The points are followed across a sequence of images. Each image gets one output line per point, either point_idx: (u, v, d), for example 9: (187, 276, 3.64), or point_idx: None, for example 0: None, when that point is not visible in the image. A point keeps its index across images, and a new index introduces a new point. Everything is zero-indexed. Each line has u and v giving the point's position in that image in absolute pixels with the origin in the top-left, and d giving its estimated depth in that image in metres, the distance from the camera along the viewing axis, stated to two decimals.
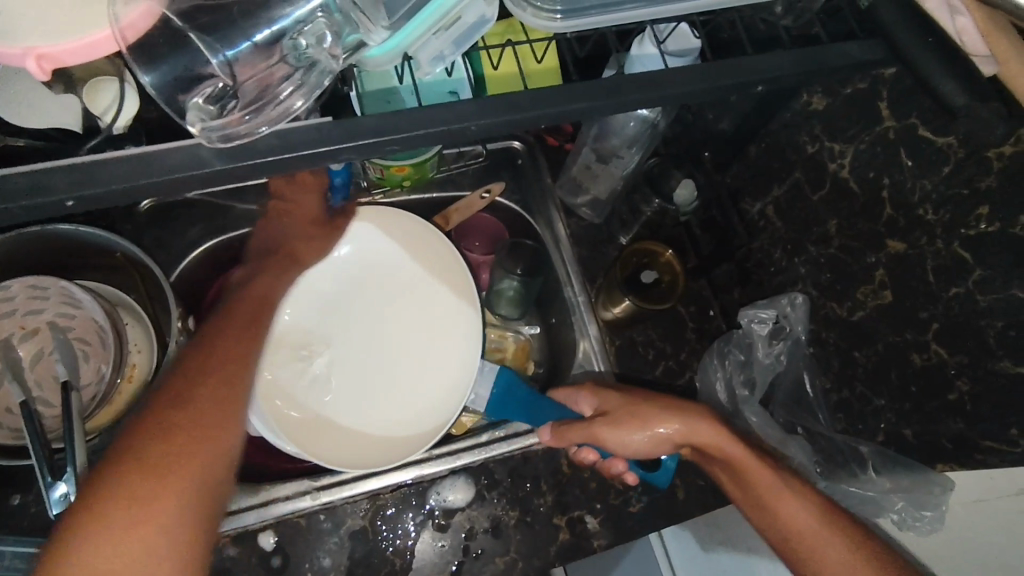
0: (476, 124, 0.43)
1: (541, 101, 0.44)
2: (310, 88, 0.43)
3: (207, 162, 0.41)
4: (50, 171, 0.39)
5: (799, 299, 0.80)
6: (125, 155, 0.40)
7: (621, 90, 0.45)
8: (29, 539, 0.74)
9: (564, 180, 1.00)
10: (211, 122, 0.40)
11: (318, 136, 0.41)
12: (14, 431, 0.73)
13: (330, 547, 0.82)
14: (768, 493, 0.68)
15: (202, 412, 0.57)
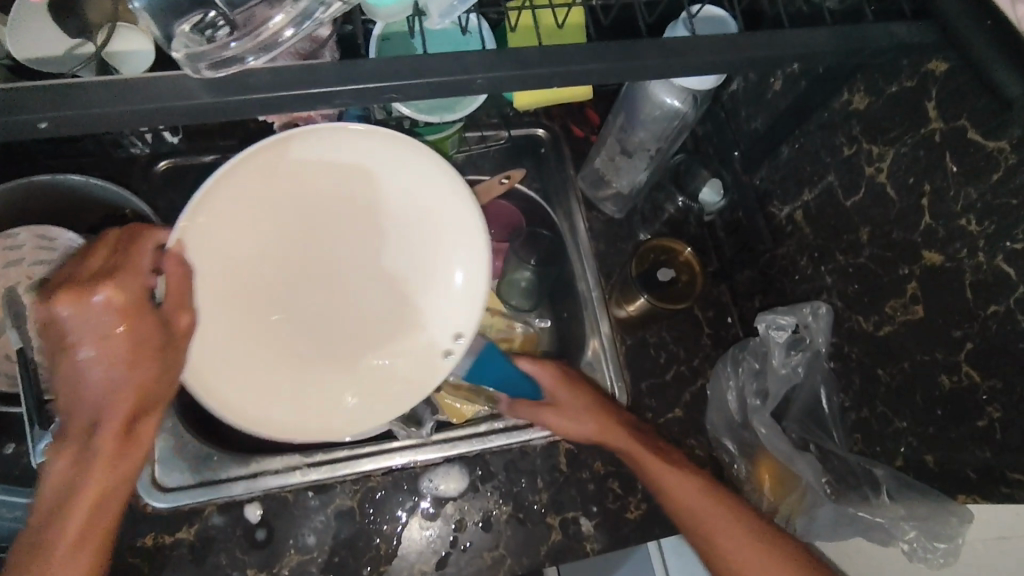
0: (483, 78, 0.41)
1: (549, 57, 0.41)
2: (299, 18, 0.40)
3: (191, 92, 0.40)
4: (38, 89, 0.39)
5: (823, 309, 0.76)
6: (107, 80, 0.40)
7: (638, 55, 0.42)
8: (15, 489, 0.74)
9: (587, 172, 0.97)
10: (198, 47, 0.38)
11: (325, 74, 0.40)
12: (11, 377, 0.73)
13: (317, 525, 0.80)
14: (677, 486, 0.73)
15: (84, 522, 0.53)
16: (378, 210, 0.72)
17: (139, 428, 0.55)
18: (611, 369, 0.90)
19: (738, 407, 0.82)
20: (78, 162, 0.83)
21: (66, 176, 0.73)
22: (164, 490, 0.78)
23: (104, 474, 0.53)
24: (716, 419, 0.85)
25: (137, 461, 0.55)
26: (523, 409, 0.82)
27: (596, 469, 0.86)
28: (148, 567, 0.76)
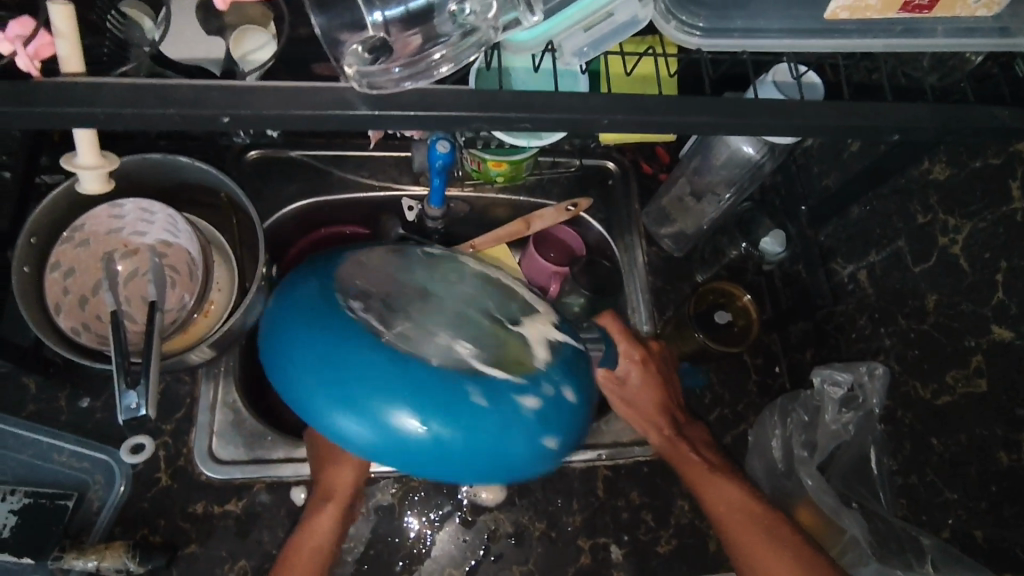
0: (608, 118, 0.42)
1: (671, 106, 0.43)
2: (457, 59, 0.44)
3: (353, 105, 0.41)
4: (211, 88, 0.40)
5: (880, 370, 0.76)
6: (280, 87, 0.41)
7: (751, 110, 0.44)
8: (88, 440, 0.81)
9: (652, 209, 1.00)
10: (365, 69, 0.42)
11: (459, 95, 0.42)
12: (99, 336, 0.77)
13: (356, 516, 0.83)
14: (711, 489, 0.74)
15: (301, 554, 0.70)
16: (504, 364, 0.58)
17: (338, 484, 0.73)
18: None
19: (781, 457, 0.81)
20: (182, 144, 0.89)
21: (175, 158, 0.78)
22: (220, 462, 0.81)
23: (327, 512, 0.72)
24: (756, 466, 0.83)
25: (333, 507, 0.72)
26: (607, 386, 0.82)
27: (631, 499, 0.87)
28: (196, 534, 0.79)
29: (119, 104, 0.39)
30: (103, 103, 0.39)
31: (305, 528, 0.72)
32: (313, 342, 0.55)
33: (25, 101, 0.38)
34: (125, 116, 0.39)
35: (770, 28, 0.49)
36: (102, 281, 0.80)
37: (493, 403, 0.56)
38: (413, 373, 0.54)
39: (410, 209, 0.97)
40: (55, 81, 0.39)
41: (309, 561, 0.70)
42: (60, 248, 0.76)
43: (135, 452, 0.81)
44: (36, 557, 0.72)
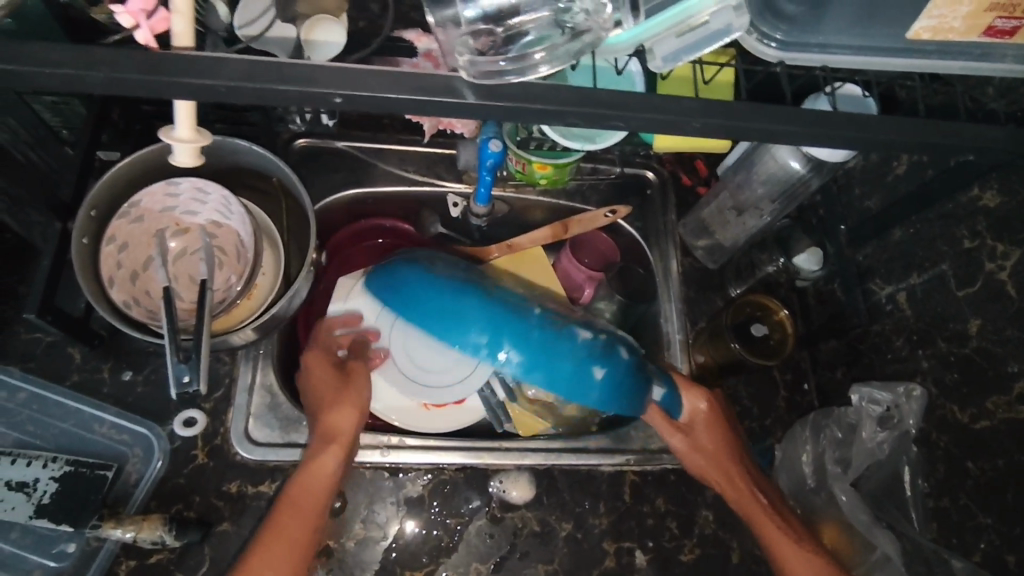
0: (697, 122, 0.44)
1: (757, 112, 0.44)
2: (558, 60, 0.45)
3: (459, 93, 0.44)
4: (326, 69, 0.43)
5: (918, 391, 0.76)
6: (387, 73, 0.44)
7: (833, 123, 0.45)
8: (128, 413, 0.82)
9: (689, 220, 1.01)
10: (475, 60, 0.44)
11: (550, 94, 0.44)
12: (149, 311, 0.78)
13: (387, 504, 0.83)
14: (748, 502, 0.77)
15: (298, 501, 0.70)
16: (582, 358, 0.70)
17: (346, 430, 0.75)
18: None
19: (812, 474, 0.81)
20: (236, 129, 0.91)
21: (232, 140, 0.80)
22: (254, 444, 0.82)
23: (332, 457, 0.73)
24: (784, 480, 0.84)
25: (337, 454, 0.74)
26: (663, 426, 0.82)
27: (656, 505, 0.88)
28: (229, 512, 0.79)
29: (242, 77, 0.42)
30: (226, 76, 0.42)
31: (309, 467, 0.72)
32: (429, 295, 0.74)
33: (161, 69, 0.42)
34: (243, 89, 0.42)
35: (849, 44, 0.50)
36: (153, 258, 0.81)
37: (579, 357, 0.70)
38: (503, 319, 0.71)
39: (456, 206, 0.98)
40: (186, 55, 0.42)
41: (307, 508, 0.70)
42: (116, 223, 0.77)
43: (187, 425, 0.82)
44: (73, 524, 0.74)
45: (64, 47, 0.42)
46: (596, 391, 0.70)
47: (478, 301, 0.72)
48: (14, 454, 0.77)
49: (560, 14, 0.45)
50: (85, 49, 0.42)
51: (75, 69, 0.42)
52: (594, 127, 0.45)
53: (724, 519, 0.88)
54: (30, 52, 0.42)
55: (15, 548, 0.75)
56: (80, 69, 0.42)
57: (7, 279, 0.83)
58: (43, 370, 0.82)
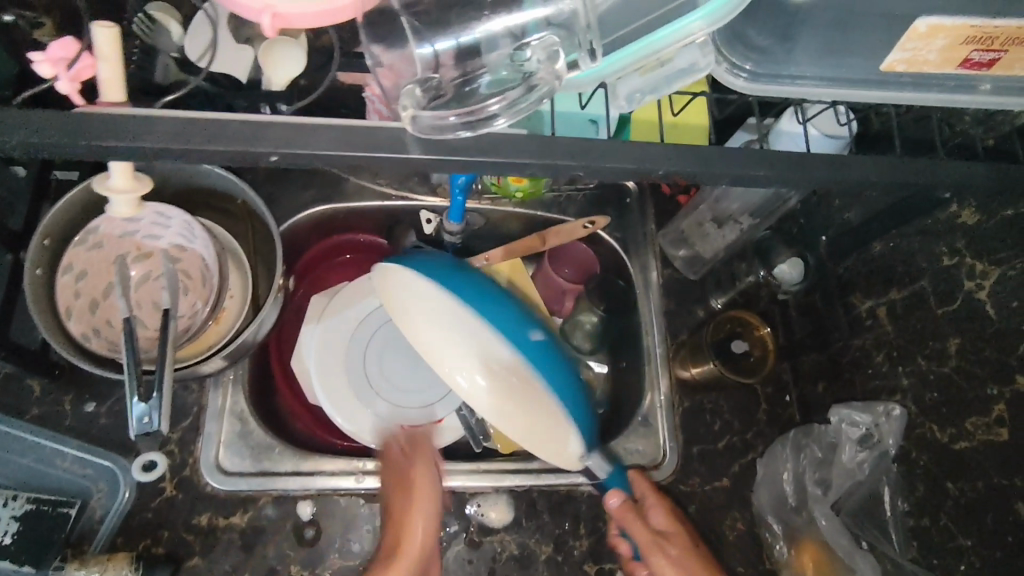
0: (663, 169, 0.45)
1: (733, 158, 0.46)
2: (514, 111, 0.45)
3: (404, 147, 0.44)
4: (266, 126, 0.42)
5: (896, 411, 0.76)
6: (331, 125, 0.43)
7: (815, 166, 0.47)
8: (91, 446, 0.79)
9: (669, 231, 0.99)
10: (420, 113, 0.43)
11: (515, 143, 0.44)
12: (110, 342, 0.75)
13: (363, 533, 0.81)
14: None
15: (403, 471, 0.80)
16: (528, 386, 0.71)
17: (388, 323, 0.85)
18: (666, 427, 0.91)
19: (793, 492, 0.82)
20: None
21: (206, 167, 0.77)
22: (225, 474, 0.80)
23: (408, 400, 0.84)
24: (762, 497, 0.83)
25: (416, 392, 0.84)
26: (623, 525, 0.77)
27: None
28: (199, 547, 0.78)
29: (168, 137, 0.41)
30: (152, 139, 0.41)
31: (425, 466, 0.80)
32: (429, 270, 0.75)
33: (81, 130, 0.41)
34: (169, 151, 0.41)
35: (820, 76, 0.50)
36: (113, 285, 0.77)
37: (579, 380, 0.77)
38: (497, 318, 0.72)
39: (427, 222, 0.96)
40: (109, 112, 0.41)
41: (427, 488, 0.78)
42: (72, 250, 0.74)
43: (147, 469, 0.79)
44: (36, 565, 0.70)
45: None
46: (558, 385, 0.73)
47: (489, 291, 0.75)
48: None
49: (519, 60, 0.46)
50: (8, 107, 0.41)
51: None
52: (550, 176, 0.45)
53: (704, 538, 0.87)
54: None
55: None
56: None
57: None
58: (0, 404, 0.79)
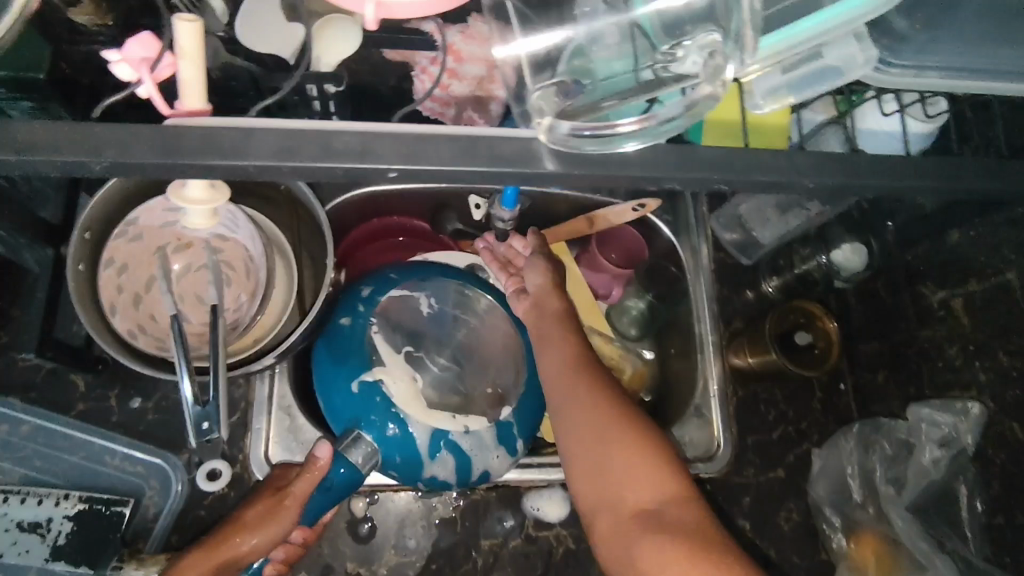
0: (815, 181, 0.43)
1: (879, 165, 0.44)
2: (647, 135, 0.40)
3: (539, 160, 0.40)
4: (381, 136, 0.39)
5: (976, 410, 0.74)
6: (453, 133, 0.40)
7: (962, 171, 0.45)
8: (139, 444, 0.77)
9: (723, 214, 0.94)
10: (559, 121, 0.40)
11: (646, 159, 0.41)
12: (157, 339, 0.72)
13: (418, 529, 0.80)
14: (595, 446, 0.62)
15: (569, 413, 0.64)
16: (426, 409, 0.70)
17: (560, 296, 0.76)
18: (721, 418, 0.86)
19: (859, 489, 0.79)
20: None
21: None
22: None
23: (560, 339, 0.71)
24: (819, 490, 0.83)
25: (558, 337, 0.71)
26: (301, 473, 0.67)
27: None
28: None
29: (274, 156, 0.38)
30: (256, 156, 0.38)
31: (565, 395, 0.65)
32: (335, 335, 0.74)
33: (176, 147, 0.38)
34: (279, 168, 0.38)
35: (968, 66, 0.45)
36: (155, 279, 0.74)
37: (362, 402, 0.70)
38: (349, 366, 0.71)
39: (477, 208, 0.92)
40: (205, 126, 0.38)
41: (591, 407, 0.64)
42: (114, 243, 0.71)
43: (210, 476, 0.77)
44: (93, 566, 0.71)
45: (52, 121, 0.38)
46: (388, 446, 0.69)
47: (347, 355, 0.72)
48: (22, 493, 0.73)
49: (662, 58, 0.43)
50: (77, 126, 0.37)
51: (74, 137, 0.37)
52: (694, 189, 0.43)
53: (762, 529, 0.85)
54: (27, 123, 0.37)
55: None
56: (79, 155, 0.37)
57: None
58: (46, 400, 0.76)
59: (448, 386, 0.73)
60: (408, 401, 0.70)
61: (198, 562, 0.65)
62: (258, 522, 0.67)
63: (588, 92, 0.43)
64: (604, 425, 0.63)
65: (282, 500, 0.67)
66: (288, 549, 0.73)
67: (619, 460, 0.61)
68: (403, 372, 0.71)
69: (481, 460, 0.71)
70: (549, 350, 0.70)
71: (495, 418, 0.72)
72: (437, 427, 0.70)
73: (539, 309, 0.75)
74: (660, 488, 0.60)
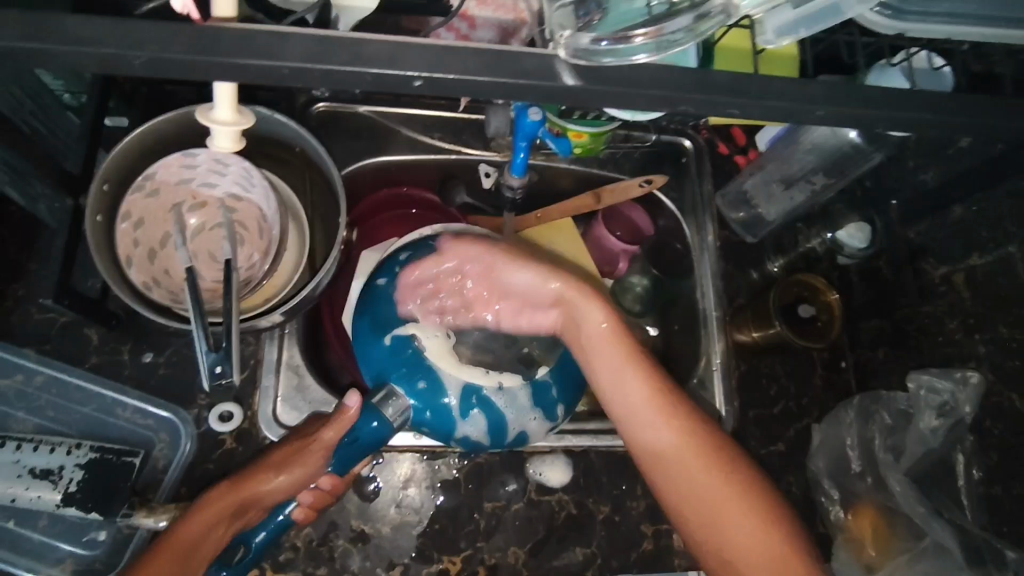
0: (823, 109, 0.44)
1: (886, 108, 0.45)
2: (658, 46, 0.42)
3: (557, 76, 0.42)
4: (412, 48, 0.41)
5: (975, 378, 0.75)
6: (475, 51, 0.42)
7: (969, 116, 0.46)
8: (149, 397, 0.78)
9: (729, 191, 0.95)
10: (575, 43, 0.42)
11: (659, 78, 0.43)
12: (171, 292, 0.74)
13: (422, 489, 0.81)
14: (690, 484, 0.66)
15: (651, 443, 0.68)
16: (458, 365, 0.70)
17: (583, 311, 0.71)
18: (723, 390, 0.87)
19: (858, 459, 0.80)
20: (252, 96, 0.84)
21: (271, 114, 0.74)
22: (284, 428, 0.78)
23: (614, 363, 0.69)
24: (819, 463, 0.84)
25: (608, 364, 0.69)
26: (331, 422, 0.70)
27: None
28: None
29: (305, 59, 0.40)
30: (289, 57, 0.40)
31: (643, 426, 0.68)
32: (371, 289, 0.74)
33: (207, 49, 0.39)
34: (311, 72, 0.40)
35: (973, 14, 0.46)
36: (171, 234, 0.75)
37: (392, 355, 0.70)
38: (385, 319, 0.71)
39: (487, 176, 0.93)
40: (241, 29, 0.40)
41: (672, 435, 0.67)
42: (131, 198, 0.72)
43: (221, 428, 0.78)
44: (104, 513, 0.71)
45: (92, 26, 0.39)
46: (420, 401, 0.69)
47: (381, 308, 0.72)
48: (35, 441, 0.74)
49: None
50: (122, 22, 0.39)
51: (113, 48, 0.39)
52: (705, 114, 0.44)
53: None
54: (69, 29, 0.39)
55: (45, 537, 0.74)
56: (118, 48, 0.39)
57: (16, 255, 0.79)
58: (60, 352, 0.78)
59: (483, 344, 0.72)
60: (441, 356, 0.70)
61: (224, 495, 0.68)
62: (287, 462, 0.71)
63: (603, 14, 0.44)
64: (684, 455, 0.66)
65: (308, 445, 0.70)
66: (316, 495, 0.73)
67: (703, 485, 0.65)
68: (435, 327, 0.71)
69: (515, 418, 0.70)
70: (608, 383, 0.69)
71: (530, 377, 0.71)
72: (469, 382, 0.70)
73: (576, 333, 0.71)
74: (742, 517, 0.64)
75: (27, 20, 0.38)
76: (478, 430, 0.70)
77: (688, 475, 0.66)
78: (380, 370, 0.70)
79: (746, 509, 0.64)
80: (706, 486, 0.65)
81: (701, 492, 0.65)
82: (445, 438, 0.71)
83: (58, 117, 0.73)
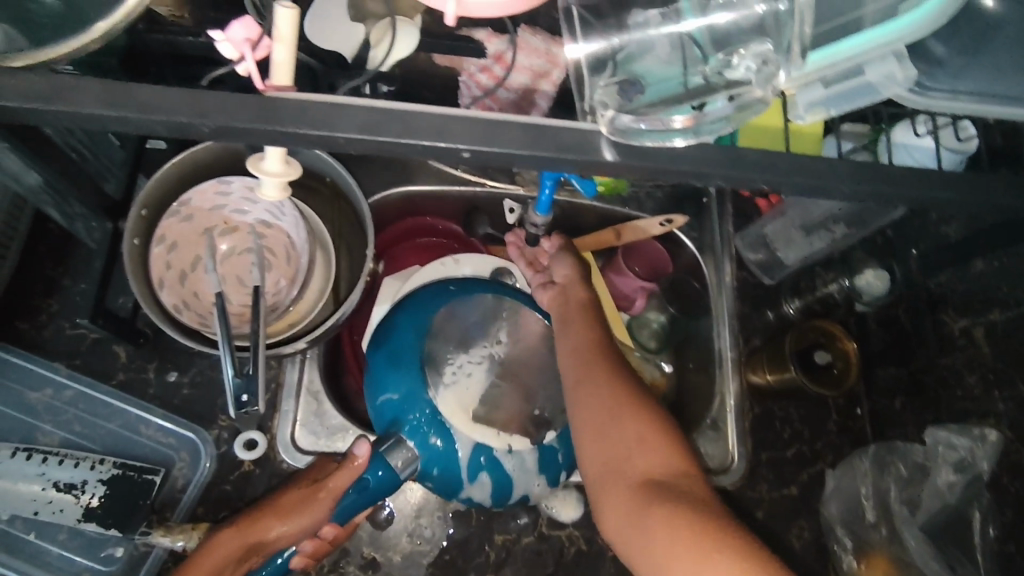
0: (847, 181, 0.46)
1: (911, 179, 0.46)
2: (693, 133, 0.44)
3: (597, 151, 0.44)
4: (460, 118, 0.43)
5: (993, 437, 0.76)
6: (519, 125, 0.44)
7: (992, 189, 0.47)
8: (172, 416, 0.80)
9: (749, 234, 0.95)
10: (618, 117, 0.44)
11: (689, 143, 0.44)
12: (199, 315, 0.75)
13: (434, 519, 0.82)
14: (608, 421, 0.63)
15: (580, 386, 0.66)
16: (470, 423, 0.72)
17: (580, 293, 0.77)
18: (736, 432, 0.88)
19: (872, 508, 0.80)
20: None
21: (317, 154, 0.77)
22: (303, 453, 0.80)
23: (577, 332, 0.72)
24: (832, 509, 0.84)
25: (570, 330, 0.72)
26: (341, 470, 0.71)
27: None
28: None
29: (361, 130, 0.42)
30: (345, 128, 0.43)
31: (580, 375, 0.67)
32: (391, 330, 0.76)
33: (267, 112, 0.42)
34: (366, 142, 0.43)
35: (998, 92, 0.48)
36: (201, 258, 0.77)
37: (406, 407, 0.71)
38: (402, 368, 0.73)
39: (511, 211, 0.95)
40: (300, 101, 0.43)
41: (605, 384, 0.65)
42: (167, 222, 0.74)
43: (241, 449, 0.79)
44: (122, 529, 0.73)
45: (170, 94, 0.42)
46: (430, 457, 0.71)
47: (396, 358, 0.74)
48: (60, 455, 0.76)
49: (717, 66, 0.46)
50: (194, 93, 0.42)
51: (188, 118, 0.42)
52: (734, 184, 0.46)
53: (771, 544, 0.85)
54: (143, 97, 0.42)
55: (63, 551, 0.75)
56: (192, 118, 0.42)
57: (52, 271, 0.82)
58: (88, 367, 0.80)
59: (494, 403, 0.74)
60: (455, 414, 0.72)
61: (228, 542, 0.69)
62: (293, 509, 0.72)
63: (644, 93, 0.46)
64: (603, 395, 0.64)
65: (317, 492, 0.71)
66: (317, 543, 0.75)
67: (623, 429, 0.62)
68: (452, 382, 0.73)
69: (522, 481, 0.73)
70: (566, 344, 0.71)
71: (539, 441, 0.73)
72: (480, 442, 0.71)
73: (561, 311, 0.76)
74: (669, 464, 0.61)
75: (113, 86, 0.42)
76: (484, 488, 0.72)
77: (610, 417, 0.63)
78: (392, 419, 0.72)
79: (663, 458, 0.61)
80: (629, 431, 0.62)
81: (624, 440, 0.62)
82: (449, 494, 0.72)
83: (102, 143, 0.76)
